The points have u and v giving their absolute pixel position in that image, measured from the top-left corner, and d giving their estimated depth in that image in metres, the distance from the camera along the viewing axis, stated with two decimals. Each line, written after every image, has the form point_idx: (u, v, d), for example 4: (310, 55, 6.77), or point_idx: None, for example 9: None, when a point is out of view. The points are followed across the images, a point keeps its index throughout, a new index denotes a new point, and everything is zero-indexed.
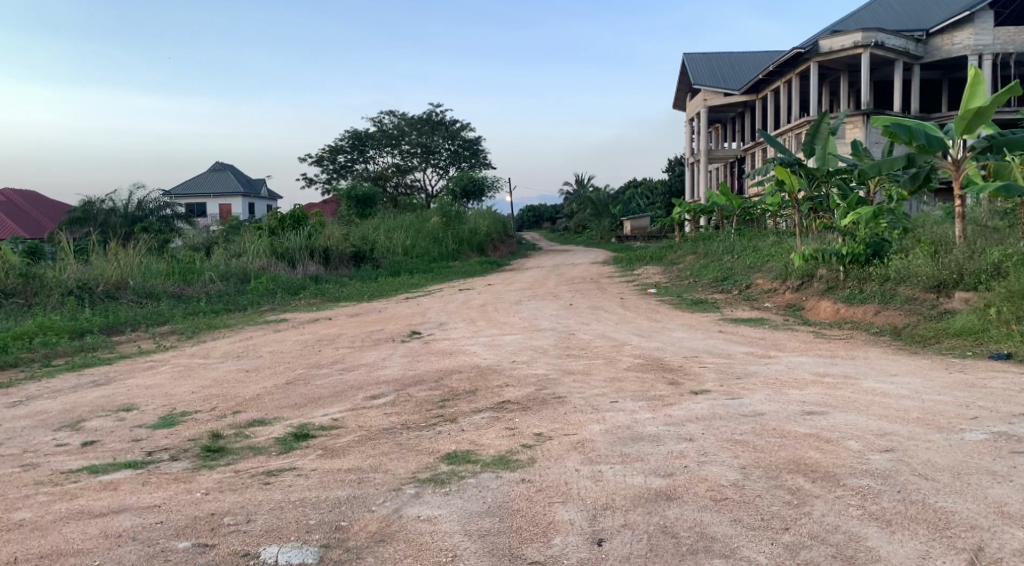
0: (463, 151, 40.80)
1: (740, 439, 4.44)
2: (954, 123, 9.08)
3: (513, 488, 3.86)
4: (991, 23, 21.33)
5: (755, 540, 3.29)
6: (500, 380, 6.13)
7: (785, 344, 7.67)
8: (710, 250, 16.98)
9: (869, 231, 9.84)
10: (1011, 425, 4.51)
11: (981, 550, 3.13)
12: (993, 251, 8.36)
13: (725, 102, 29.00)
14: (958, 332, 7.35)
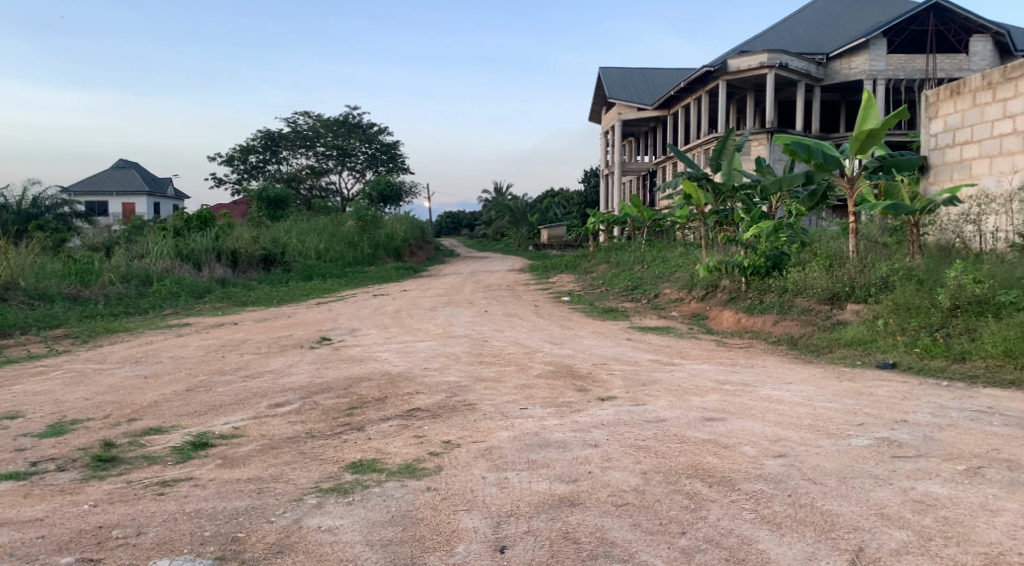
0: (379, 155, 40.48)
1: (643, 444, 4.55)
2: (849, 143, 9.52)
3: (417, 497, 3.85)
4: (884, 50, 22.59)
5: (653, 544, 3.38)
6: (409, 388, 6.10)
7: (689, 352, 7.90)
8: (623, 260, 17.34)
9: (769, 244, 10.25)
10: (893, 431, 4.78)
11: (862, 550, 3.30)
12: (882, 265, 8.82)
13: (638, 116, 29.70)
14: (849, 342, 7.72)
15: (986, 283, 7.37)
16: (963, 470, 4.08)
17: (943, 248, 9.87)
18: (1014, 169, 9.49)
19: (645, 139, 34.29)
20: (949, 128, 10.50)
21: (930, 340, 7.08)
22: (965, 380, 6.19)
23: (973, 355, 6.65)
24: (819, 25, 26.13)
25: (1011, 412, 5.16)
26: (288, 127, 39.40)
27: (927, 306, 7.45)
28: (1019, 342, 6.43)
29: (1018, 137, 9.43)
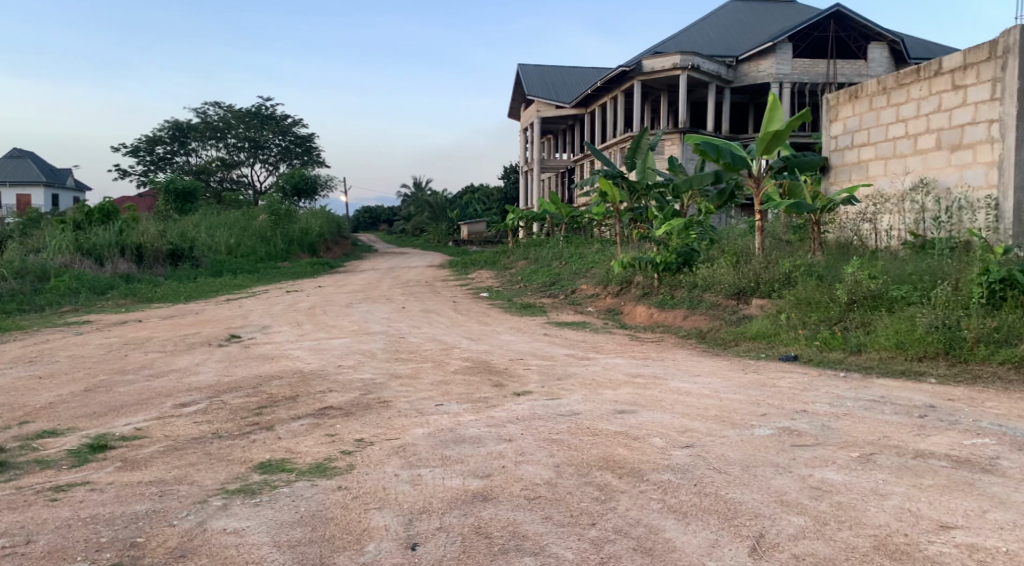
0: (294, 148, 39.62)
1: (556, 438, 4.61)
2: (755, 144, 9.84)
3: (328, 496, 3.79)
4: (789, 54, 23.45)
5: (563, 537, 3.42)
6: (322, 386, 6.01)
7: (603, 347, 8.03)
8: (541, 256, 17.50)
9: (680, 241, 10.52)
10: (793, 421, 4.98)
11: (762, 536, 3.42)
12: (785, 261, 9.17)
13: (556, 113, 29.99)
14: (754, 335, 8.00)
15: (880, 279, 7.74)
16: (856, 456, 4.29)
17: (842, 245, 10.31)
18: (906, 170, 9.96)
19: (563, 137, 34.62)
20: (849, 130, 10.99)
21: (829, 333, 7.39)
22: (861, 370, 6.51)
23: (868, 347, 6.98)
24: (729, 29, 26.91)
25: (901, 400, 5.46)
26: (197, 118, 38.16)
27: (826, 300, 7.79)
28: (909, 334, 6.78)
29: (910, 139, 9.90)
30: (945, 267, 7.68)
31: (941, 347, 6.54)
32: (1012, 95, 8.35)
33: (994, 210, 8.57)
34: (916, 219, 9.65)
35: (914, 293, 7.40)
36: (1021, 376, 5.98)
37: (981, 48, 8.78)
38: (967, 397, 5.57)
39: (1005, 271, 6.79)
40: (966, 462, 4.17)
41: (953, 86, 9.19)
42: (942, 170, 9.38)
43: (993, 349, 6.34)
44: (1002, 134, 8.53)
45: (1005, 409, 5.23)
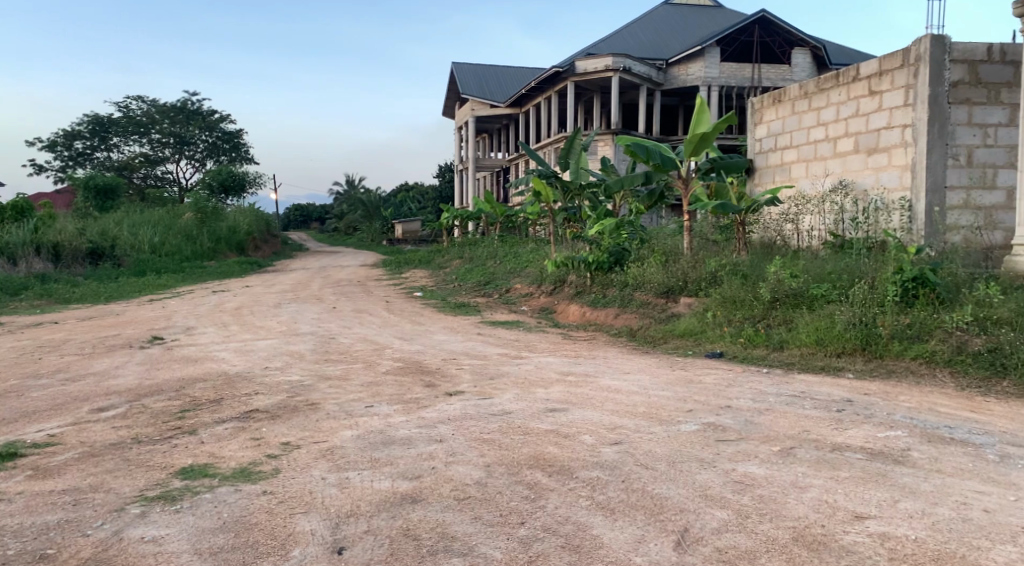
0: (221, 144, 38.64)
1: (486, 438, 4.61)
2: (683, 146, 10.02)
3: (252, 501, 3.72)
4: (718, 58, 24.01)
5: (492, 536, 3.43)
6: (248, 388, 5.88)
7: (536, 346, 8.07)
8: (476, 255, 17.49)
9: (612, 240, 10.66)
10: (718, 416, 5.10)
11: (687, 530, 3.48)
12: (712, 261, 9.38)
13: (491, 112, 30.03)
14: (681, 333, 8.15)
15: (801, 278, 7.98)
16: (777, 450, 4.41)
17: (765, 245, 10.62)
18: (826, 172, 10.33)
19: (498, 135, 34.67)
20: (773, 133, 11.33)
21: (752, 330, 7.60)
22: (783, 366, 6.71)
23: (790, 344, 7.21)
24: (660, 32, 27.37)
25: (820, 395, 5.64)
26: (119, 112, 36.89)
27: (750, 298, 8.00)
28: (829, 331, 7.01)
29: (829, 143, 10.25)
30: (862, 266, 7.96)
31: (858, 344, 6.78)
32: (923, 101, 8.71)
33: (907, 211, 8.92)
34: (836, 219, 9.98)
35: (834, 291, 7.66)
36: (931, 370, 6.25)
37: (895, 56, 9.13)
38: (882, 391, 5.80)
39: (917, 270, 7.07)
40: (880, 454, 4.33)
41: (869, 92, 9.54)
42: (860, 172, 9.73)
43: (906, 345, 6.60)
44: (913, 138, 8.88)
45: (917, 403, 5.46)
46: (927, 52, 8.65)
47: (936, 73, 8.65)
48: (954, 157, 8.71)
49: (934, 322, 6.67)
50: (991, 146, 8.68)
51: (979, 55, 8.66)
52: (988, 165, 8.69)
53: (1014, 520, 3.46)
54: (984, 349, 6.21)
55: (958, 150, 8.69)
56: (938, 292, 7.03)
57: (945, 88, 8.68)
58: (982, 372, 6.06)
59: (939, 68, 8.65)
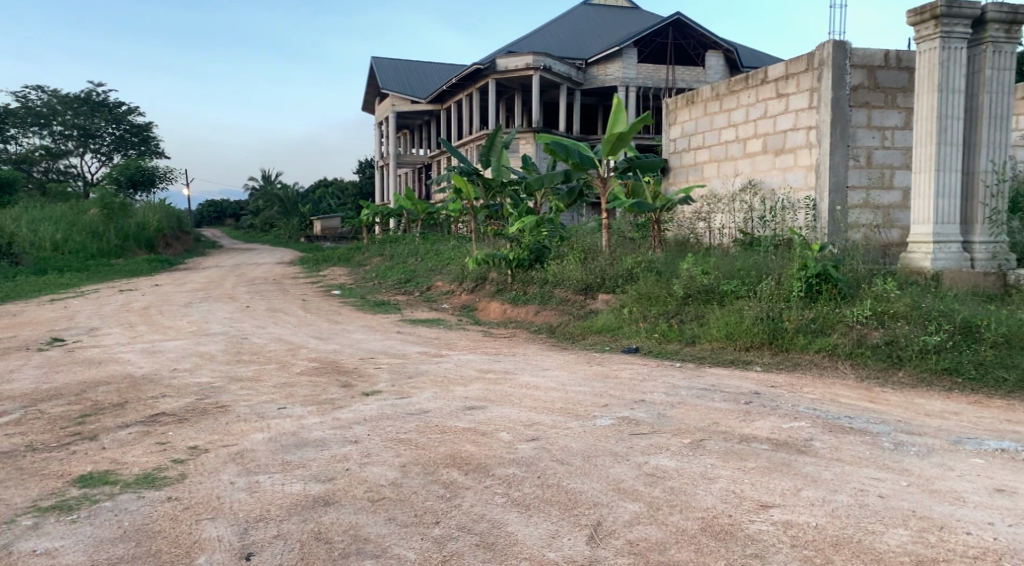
0: (129, 137, 37.27)
1: (403, 437, 4.56)
2: (601, 146, 10.13)
3: (156, 508, 3.59)
4: (635, 59, 24.43)
5: (406, 537, 3.39)
6: (155, 391, 5.67)
7: (456, 343, 8.05)
8: (397, 253, 17.32)
9: (532, 238, 10.71)
10: (633, 410, 5.19)
11: (600, 524, 3.52)
12: (628, 258, 9.54)
13: (412, 108, 29.77)
14: (599, 329, 8.26)
15: (712, 274, 8.21)
16: (688, 443, 4.52)
17: (680, 242, 10.85)
18: (737, 172, 10.67)
19: (420, 132, 34.42)
20: (687, 134, 11.68)
21: (666, 326, 7.77)
22: (695, 361, 6.88)
23: (702, 339, 7.41)
24: (579, 32, 27.68)
25: (729, 388, 5.81)
26: (17, 102, 35.05)
27: (664, 295, 8.18)
28: (738, 325, 7.24)
29: (739, 143, 10.59)
30: (769, 263, 8.21)
31: (766, 338, 7.02)
32: (826, 104, 9.04)
33: (812, 210, 9.26)
34: (745, 218, 10.29)
35: (743, 287, 7.89)
36: (833, 362, 6.52)
37: (800, 60, 9.46)
38: (788, 383, 6.01)
39: (820, 266, 7.34)
40: (785, 444, 4.49)
41: (777, 94, 9.87)
42: (768, 172, 10.07)
43: (810, 338, 6.86)
44: (818, 139, 9.22)
45: (820, 394, 5.69)
46: (829, 57, 8.99)
47: (838, 77, 8.99)
48: (855, 159, 9.08)
49: (836, 316, 6.94)
50: (888, 149, 9.12)
51: (877, 60, 9.06)
52: (885, 166, 9.13)
53: (906, 504, 3.63)
54: (882, 342, 6.49)
55: (859, 152, 9.07)
56: (840, 287, 7.32)
57: (846, 91, 9.03)
58: (880, 363, 6.35)
59: (841, 73, 8.99)
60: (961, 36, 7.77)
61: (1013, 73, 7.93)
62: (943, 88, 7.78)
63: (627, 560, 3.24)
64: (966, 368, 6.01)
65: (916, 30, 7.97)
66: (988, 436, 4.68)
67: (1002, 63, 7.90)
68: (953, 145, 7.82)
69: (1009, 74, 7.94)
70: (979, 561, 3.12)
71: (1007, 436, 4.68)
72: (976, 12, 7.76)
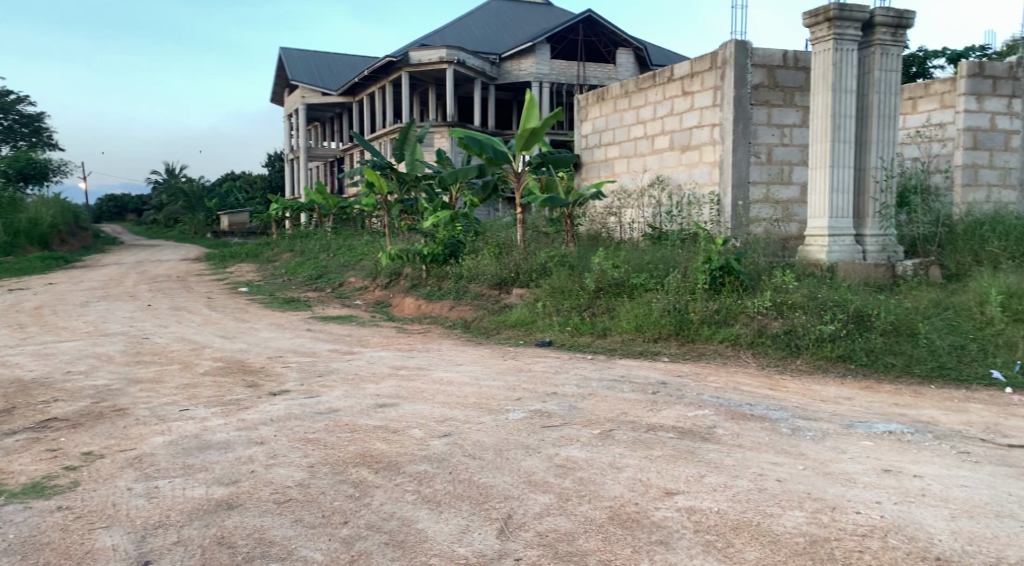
0: (19, 128, 35.33)
1: (311, 437, 4.48)
2: (515, 141, 10.16)
3: (45, 519, 3.42)
4: (548, 55, 24.63)
5: (313, 538, 3.33)
6: (46, 396, 5.39)
7: (368, 340, 7.95)
8: (308, 248, 16.97)
9: (446, 232, 10.67)
10: (545, 403, 5.24)
11: (510, 517, 3.54)
12: (542, 253, 9.63)
13: (323, 101, 29.21)
14: (513, 323, 8.31)
15: (622, 267, 8.37)
16: (598, 433, 4.60)
17: (591, 237, 11.01)
18: (645, 168, 10.91)
19: (332, 124, 33.81)
20: (598, 130, 11.87)
21: (579, 319, 7.88)
22: (606, 352, 7.01)
23: (612, 331, 7.55)
24: (492, 27, 27.72)
25: (638, 378, 5.95)
26: None
27: (577, 288, 8.29)
28: (647, 318, 7.41)
29: (648, 140, 10.82)
30: (676, 256, 8.42)
31: (673, 329, 7.21)
32: (729, 102, 9.31)
33: (716, 205, 9.54)
34: (654, 212, 10.53)
35: (651, 280, 8.07)
36: (736, 352, 6.75)
37: (705, 59, 9.72)
38: (693, 372, 6.20)
39: (723, 259, 7.57)
40: (689, 432, 4.62)
41: (683, 92, 10.12)
42: (675, 168, 10.32)
43: (714, 329, 7.08)
44: (721, 137, 9.49)
45: (724, 382, 5.88)
46: (731, 56, 9.27)
47: (740, 76, 9.28)
48: (756, 155, 9.41)
49: (738, 307, 7.18)
50: (787, 146, 9.47)
51: (776, 60, 9.40)
52: (785, 163, 9.48)
53: (802, 487, 3.79)
54: (781, 331, 6.76)
55: (760, 149, 9.40)
56: (742, 280, 7.58)
57: (748, 90, 9.33)
58: (780, 352, 6.62)
59: (742, 72, 9.29)
60: (852, 38, 8.15)
61: (899, 75, 8.36)
62: (836, 88, 8.13)
63: (536, 551, 3.26)
64: (858, 355, 6.32)
65: (811, 32, 8.31)
66: (877, 419, 4.93)
67: (890, 65, 8.32)
68: (846, 142, 8.18)
69: (896, 76, 8.37)
70: (867, 538, 3.28)
71: (894, 419, 4.95)
72: (865, 16, 8.15)
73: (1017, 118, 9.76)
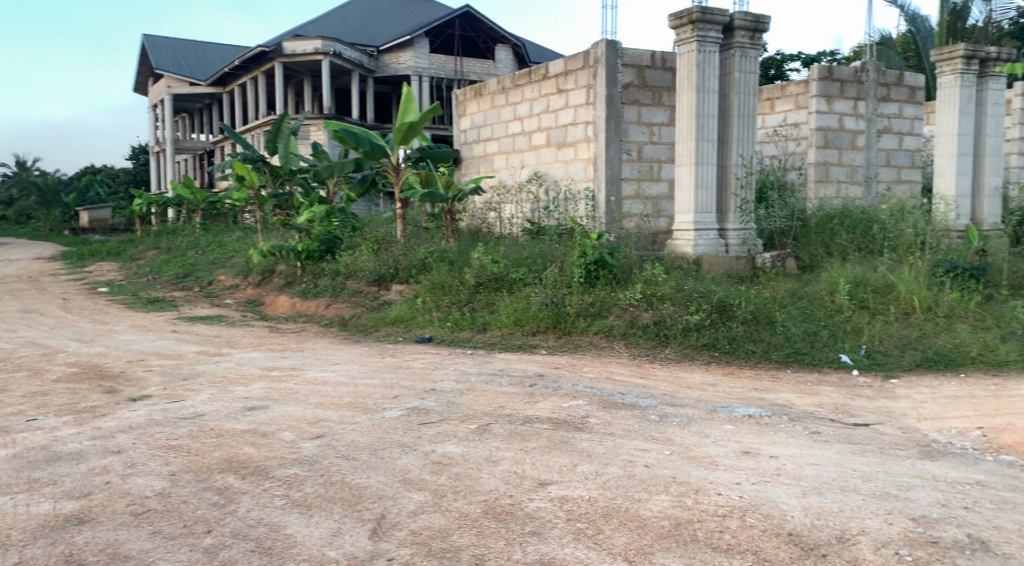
0: None
1: (174, 443, 4.28)
2: (393, 134, 10.09)
3: None
4: (427, 49, 24.52)
5: (173, 550, 3.18)
6: None
7: (238, 341, 7.66)
8: (175, 245, 16.18)
9: (322, 228, 10.43)
10: (421, 400, 5.21)
11: (384, 517, 3.49)
12: (421, 248, 9.59)
13: (191, 91, 27.93)
14: (392, 320, 8.21)
15: (501, 263, 8.43)
16: (475, 428, 4.61)
17: (471, 233, 11.03)
18: (523, 164, 11.04)
19: (201, 116, 32.44)
20: (476, 125, 11.92)
21: (458, 314, 7.87)
22: (485, 347, 7.06)
23: (491, 325, 7.60)
24: (369, 19, 27.34)
25: (516, 371, 6.02)
26: None
27: (456, 284, 8.29)
28: (525, 312, 7.50)
29: (525, 136, 10.95)
30: (553, 251, 8.55)
31: (550, 322, 7.34)
32: (600, 100, 9.53)
33: (590, 201, 9.76)
34: (532, 207, 10.67)
35: (529, 275, 8.19)
36: (610, 343, 6.95)
37: (578, 57, 9.92)
38: (570, 364, 6.33)
39: (598, 253, 7.72)
40: (563, 423, 4.71)
41: (557, 90, 10.30)
42: (552, 164, 10.49)
43: (589, 321, 7.25)
44: (595, 133, 9.71)
45: (598, 372, 6.04)
46: (602, 56, 9.49)
47: (611, 75, 9.51)
48: (628, 153, 9.68)
49: (611, 300, 7.37)
50: (656, 144, 9.79)
51: (644, 60, 9.69)
52: (654, 160, 9.80)
53: (668, 471, 3.94)
54: (651, 322, 6.99)
55: (630, 146, 9.68)
56: (614, 273, 7.77)
57: (619, 89, 9.58)
58: (650, 341, 6.86)
59: (613, 71, 9.52)
60: (714, 40, 8.51)
61: (757, 77, 8.81)
62: (700, 88, 8.48)
63: (409, 550, 3.23)
64: (722, 343, 6.63)
65: (676, 33, 8.63)
66: (739, 404, 5.19)
67: (748, 67, 8.75)
68: (709, 141, 8.54)
69: (754, 78, 8.80)
70: (727, 518, 3.44)
71: (754, 403, 5.22)
72: (725, 19, 8.53)
73: (862, 119, 10.48)
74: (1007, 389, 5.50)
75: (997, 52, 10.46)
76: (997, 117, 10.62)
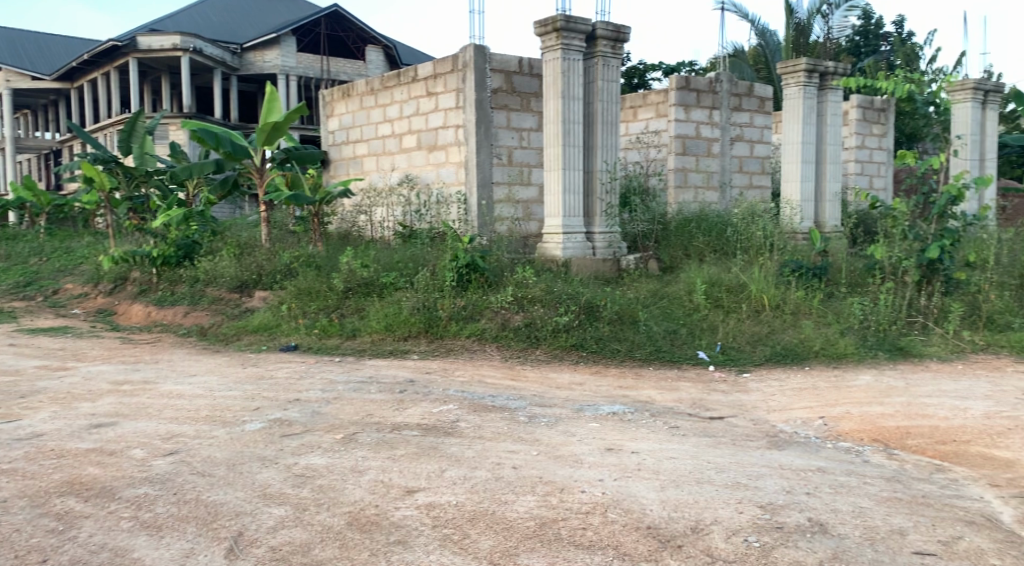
0: None
1: (6, 468, 3.95)
2: (256, 135, 9.68)
3: None
4: (293, 47, 23.87)
5: None
6: None
7: (86, 353, 7.18)
8: (14, 252, 14.92)
9: (179, 232, 9.99)
10: (285, 411, 5.04)
11: (241, 534, 3.36)
12: (286, 253, 9.31)
13: (33, 86, 25.95)
14: (255, 328, 7.91)
15: (370, 266, 8.29)
16: (340, 438, 4.51)
17: (340, 236, 10.79)
18: (394, 167, 10.93)
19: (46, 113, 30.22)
20: (344, 126, 11.71)
21: (326, 321, 7.69)
22: (355, 353, 6.93)
23: (361, 331, 7.46)
24: (231, 15, 26.33)
25: (385, 378, 5.93)
26: None
27: (325, 290, 8.10)
28: (396, 317, 7.42)
29: (395, 139, 10.85)
30: (425, 254, 8.51)
31: (422, 327, 7.28)
32: (470, 105, 9.57)
33: (462, 204, 9.79)
34: (403, 211, 10.57)
35: (400, 279, 8.10)
36: (481, 346, 6.97)
37: (447, 60, 9.91)
38: (440, 368, 6.31)
39: (469, 257, 7.73)
40: (432, 428, 4.68)
41: (427, 93, 10.26)
42: (422, 167, 10.43)
43: (461, 325, 7.26)
44: (465, 138, 9.73)
45: (468, 376, 6.04)
46: (471, 60, 9.53)
47: (480, 79, 9.56)
48: (498, 157, 9.76)
49: (483, 303, 7.41)
50: (525, 148, 9.93)
51: (512, 66, 9.80)
52: (524, 164, 9.94)
53: (534, 472, 3.99)
54: (522, 324, 7.09)
55: (500, 151, 9.77)
56: (486, 276, 7.81)
57: (487, 93, 9.65)
58: (521, 343, 6.94)
59: (482, 76, 9.57)
60: (578, 49, 8.73)
61: (619, 85, 9.09)
62: (565, 95, 8.65)
63: None
64: (589, 343, 6.79)
65: (542, 41, 8.79)
66: (603, 402, 5.32)
67: (610, 75, 9.01)
68: (575, 146, 8.73)
69: (616, 86, 9.08)
70: (589, 514, 3.52)
71: (617, 401, 5.37)
72: (588, 29, 8.77)
73: (717, 128, 11.03)
74: (845, 380, 5.91)
75: (835, 67, 11.26)
76: (835, 127, 11.43)
